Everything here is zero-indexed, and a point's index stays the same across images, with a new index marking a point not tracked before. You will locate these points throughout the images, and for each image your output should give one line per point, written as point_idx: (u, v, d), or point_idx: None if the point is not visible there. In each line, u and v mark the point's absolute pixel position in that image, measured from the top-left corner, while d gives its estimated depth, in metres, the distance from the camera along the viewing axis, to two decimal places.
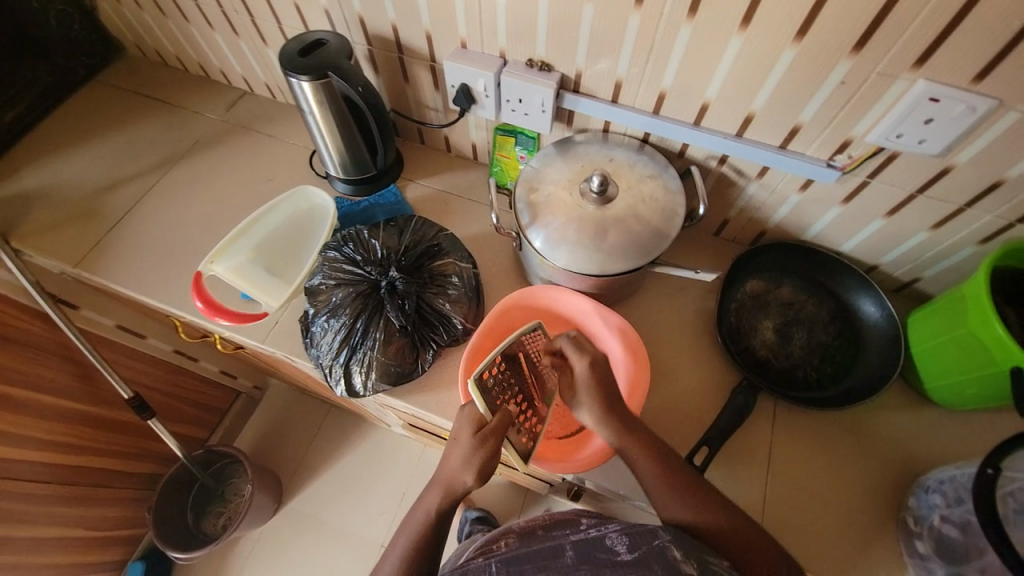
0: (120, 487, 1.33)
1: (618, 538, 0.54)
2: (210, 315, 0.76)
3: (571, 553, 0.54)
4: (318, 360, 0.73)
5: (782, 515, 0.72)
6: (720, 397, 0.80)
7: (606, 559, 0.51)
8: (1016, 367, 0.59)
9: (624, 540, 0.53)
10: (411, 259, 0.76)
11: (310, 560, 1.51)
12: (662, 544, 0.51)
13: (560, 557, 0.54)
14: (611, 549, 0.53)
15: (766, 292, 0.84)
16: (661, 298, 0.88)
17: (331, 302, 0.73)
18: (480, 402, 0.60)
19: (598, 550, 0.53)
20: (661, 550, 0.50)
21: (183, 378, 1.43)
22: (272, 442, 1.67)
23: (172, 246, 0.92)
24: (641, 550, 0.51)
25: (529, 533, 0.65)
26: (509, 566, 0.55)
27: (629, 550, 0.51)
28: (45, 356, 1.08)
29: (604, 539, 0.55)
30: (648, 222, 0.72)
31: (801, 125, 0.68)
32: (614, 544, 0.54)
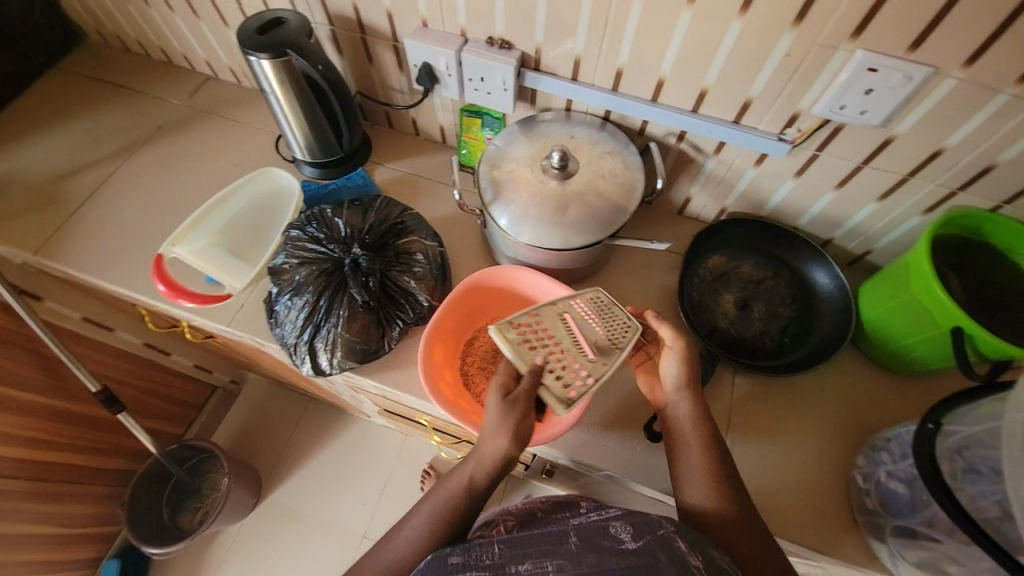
0: (89, 483, 1.31)
1: (622, 526, 0.52)
2: (172, 297, 0.75)
3: (575, 539, 0.52)
4: (283, 339, 0.73)
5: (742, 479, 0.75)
6: None
7: (611, 547, 0.50)
8: (957, 327, 0.63)
9: (629, 528, 0.52)
10: (375, 237, 0.75)
11: (291, 553, 1.51)
12: (668, 535, 0.49)
13: (563, 542, 0.52)
14: (616, 537, 0.51)
15: (727, 268, 0.87)
16: (626, 274, 0.89)
17: (294, 281, 0.72)
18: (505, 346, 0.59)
19: (603, 538, 0.52)
20: (666, 540, 0.49)
21: (155, 373, 1.41)
22: (250, 436, 1.65)
23: (135, 232, 0.91)
24: (646, 538, 0.49)
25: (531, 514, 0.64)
26: (512, 545, 0.54)
27: (634, 540, 0.50)
28: (10, 349, 1.06)
29: (608, 526, 0.53)
30: (607, 197, 0.73)
31: (752, 100, 0.70)
32: (618, 532, 0.52)
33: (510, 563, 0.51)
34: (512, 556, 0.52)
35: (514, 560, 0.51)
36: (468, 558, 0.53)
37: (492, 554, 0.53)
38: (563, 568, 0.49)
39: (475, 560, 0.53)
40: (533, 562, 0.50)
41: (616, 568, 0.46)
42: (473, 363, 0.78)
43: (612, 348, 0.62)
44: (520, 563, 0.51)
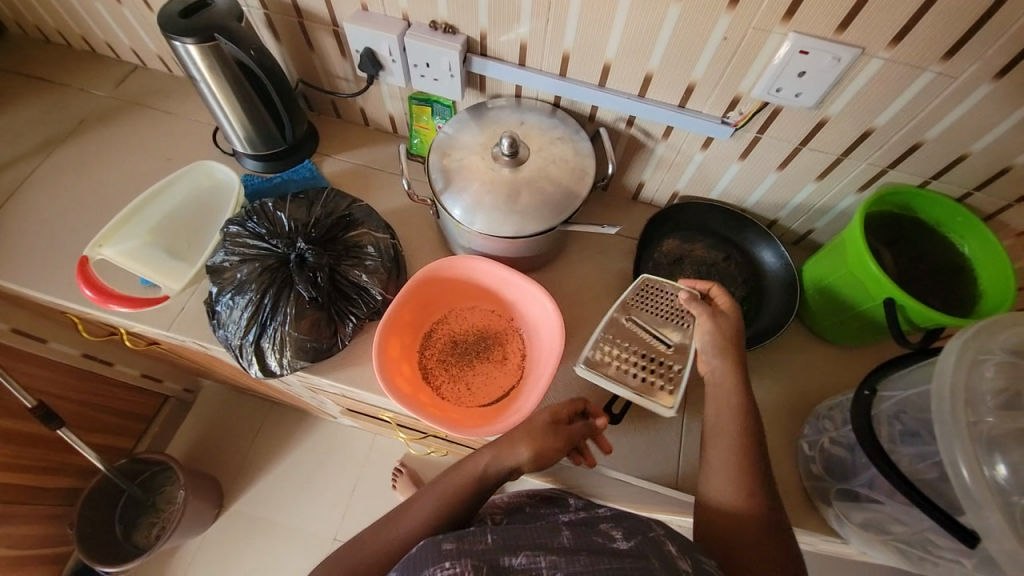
0: (34, 504, 1.23)
1: (613, 526, 0.56)
2: (101, 302, 0.70)
3: (567, 536, 0.53)
4: (227, 341, 0.69)
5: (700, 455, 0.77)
6: None
7: (603, 547, 0.51)
8: (888, 298, 0.66)
9: (620, 528, 0.55)
10: (322, 231, 0.72)
11: (260, 562, 1.46)
12: (658, 537, 0.52)
13: (555, 537, 0.52)
14: (607, 535, 0.54)
15: (681, 250, 0.89)
16: (584, 260, 0.90)
17: (236, 279, 0.69)
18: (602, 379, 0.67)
19: (595, 536, 0.54)
20: (657, 543, 0.51)
21: (98, 384, 1.32)
22: (209, 445, 1.59)
23: (60, 235, 0.84)
24: (637, 540, 0.52)
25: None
26: (505, 534, 0.52)
27: (625, 539, 0.53)
28: None
29: (601, 526, 0.55)
30: (559, 183, 0.73)
31: (695, 84, 0.72)
32: (609, 531, 0.55)
33: (505, 553, 0.48)
34: (506, 545, 0.50)
35: (508, 549, 0.49)
36: (461, 543, 0.49)
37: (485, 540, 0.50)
38: (557, 564, 0.48)
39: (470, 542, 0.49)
40: (527, 556, 0.49)
41: (609, 566, 0.48)
42: (432, 355, 0.78)
43: (682, 325, 0.69)
44: (515, 555, 0.49)
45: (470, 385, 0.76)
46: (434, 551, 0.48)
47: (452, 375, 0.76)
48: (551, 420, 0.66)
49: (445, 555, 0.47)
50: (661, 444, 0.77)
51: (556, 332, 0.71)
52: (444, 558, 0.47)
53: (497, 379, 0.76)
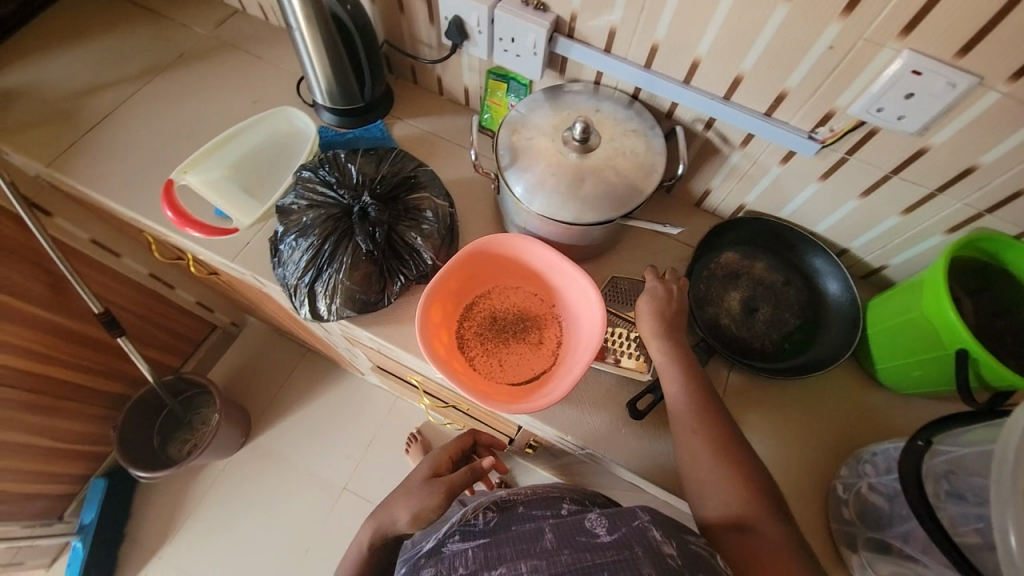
0: (85, 402, 1.35)
1: (597, 518, 0.53)
2: (179, 225, 0.75)
3: (551, 536, 0.53)
4: (284, 280, 0.73)
5: None
6: None
7: (586, 542, 0.51)
8: (962, 349, 0.62)
9: (604, 521, 0.53)
10: (386, 188, 0.74)
11: (273, 495, 1.55)
12: (642, 525, 0.50)
13: (539, 539, 0.53)
14: (590, 531, 0.52)
15: (739, 266, 0.86)
16: (635, 259, 0.88)
17: (301, 222, 0.71)
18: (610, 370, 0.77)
19: (578, 533, 0.52)
20: (640, 531, 0.50)
21: (158, 304, 1.43)
22: (246, 378, 1.69)
23: (150, 157, 0.90)
24: (621, 531, 0.50)
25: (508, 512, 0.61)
26: (487, 549, 0.55)
27: (609, 532, 0.51)
28: (15, 260, 1.07)
29: (584, 518, 0.54)
30: (625, 176, 0.71)
31: (787, 92, 0.68)
32: (593, 525, 0.53)
33: (483, 570, 0.53)
34: (486, 560, 0.54)
35: (489, 563, 0.53)
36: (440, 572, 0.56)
37: (466, 560, 0.55)
38: (537, 568, 0.50)
39: (448, 569, 0.55)
40: (505, 567, 0.52)
41: (593, 563, 0.48)
42: (470, 326, 0.79)
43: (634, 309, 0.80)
44: (494, 568, 0.52)
45: (502, 362, 0.76)
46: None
47: (486, 350, 0.77)
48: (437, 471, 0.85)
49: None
50: None
51: (601, 326, 0.70)
52: None
53: (531, 362, 0.77)
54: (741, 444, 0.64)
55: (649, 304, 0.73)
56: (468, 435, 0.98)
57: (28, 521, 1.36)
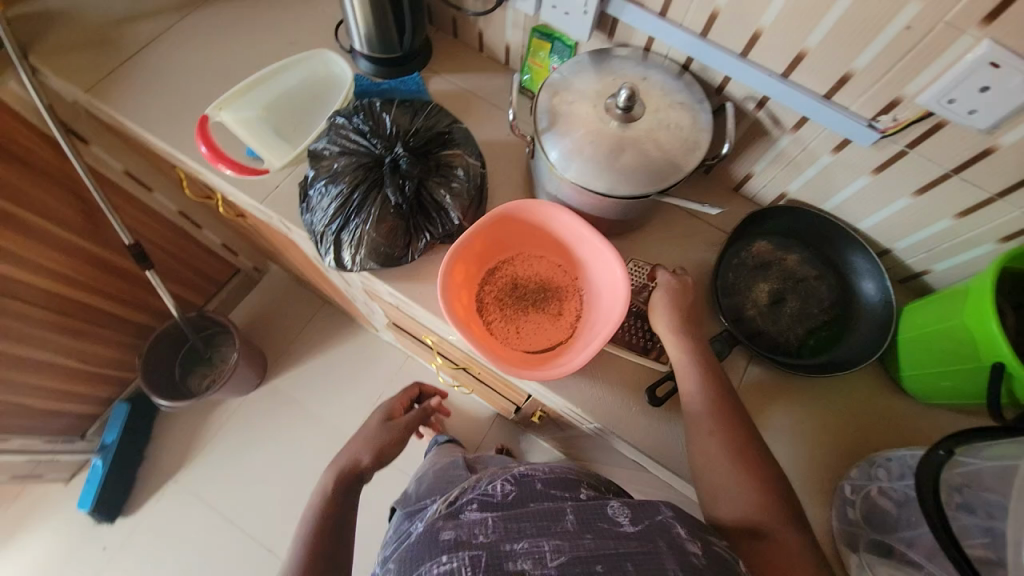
0: (112, 329, 1.40)
1: (620, 508, 0.56)
2: (212, 161, 0.76)
3: (572, 518, 0.55)
4: (311, 226, 0.72)
5: None
6: None
7: (608, 529, 0.53)
8: (998, 364, 0.59)
9: (627, 511, 0.56)
10: (419, 142, 0.73)
11: (283, 436, 1.61)
12: (665, 520, 0.54)
13: (560, 520, 0.55)
14: (612, 519, 0.55)
15: (771, 256, 0.83)
16: (665, 239, 0.85)
17: (332, 169, 0.70)
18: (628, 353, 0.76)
19: (599, 519, 0.55)
20: (665, 526, 0.53)
21: (186, 242, 1.45)
22: (265, 323, 1.74)
23: (185, 91, 0.90)
24: (645, 524, 0.54)
25: (527, 487, 0.62)
26: (508, 522, 0.56)
27: (631, 523, 0.54)
28: (50, 183, 1.09)
29: (606, 505, 0.57)
30: (668, 149, 0.68)
31: (852, 74, 0.64)
32: (615, 514, 0.56)
33: (505, 541, 0.53)
34: (507, 531, 0.55)
35: (510, 535, 0.54)
36: (459, 537, 0.55)
37: (487, 527, 0.56)
38: (559, 547, 0.52)
39: (469, 535, 0.55)
40: (528, 543, 0.53)
41: (617, 551, 0.51)
42: (491, 291, 0.78)
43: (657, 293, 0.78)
44: (516, 541, 0.54)
45: (519, 329, 0.76)
46: (434, 543, 0.55)
47: (504, 315, 0.77)
48: (385, 417, 1.01)
49: (444, 549, 0.54)
50: None
51: (623, 301, 0.69)
52: (443, 551, 0.54)
53: (548, 331, 0.76)
54: (754, 435, 0.63)
55: (665, 296, 0.72)
56: (413, 387, 1.14)
57: (53, 435, 1.44)
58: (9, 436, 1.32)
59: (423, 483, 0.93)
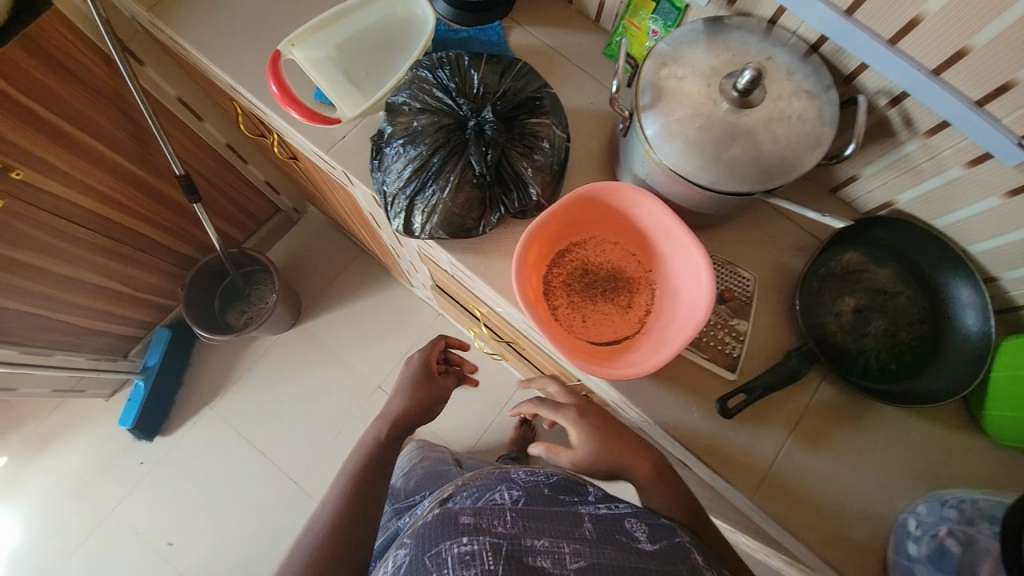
0: (155, 257, 1.40)
1: (637, 524, 0.61)
2: (282, 103, 0.71)
3: (591, 527, 0.59)
4: (382, 186, 0.68)
5: (787, 487, 0.70)
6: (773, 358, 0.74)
7: (627, 543, 0.58)
8: None
9: (644, 529, 0.61)
10: (505, 106, 0.66)
11: (312, 377, 1.65)
12: (680, 544, 0.60)
13: (579, 526, 0.58)
14: (631, 534, 0.59)
15: (863, 269, 0.76)
16: (748, 238, 0.79)
17: (410, 127, 0.66)
18: (695, 357, 0.72)
19: (619, 532, 0.59)
20: (681, 550, 0.59)
21: (232, 176, 1.42)
22: (301, 265, 1.74)
23: (249, 19, 0.83)
24: (662, 544, 0.59)
25: (539, 490, 0.64)
26: (528, 518, 0.58)
27: (649, 541, 0.59)
28: (102, 102, 1.05)
29: (623, 521, 0.61)
30: (784, 144, 0.61)
31: (1019, 81, 0.55)
32: (634, 530, 0.60)
33: (528, 536, 0.55)
34: (527, 527, 0.57)
35: (531, 531, 0.56)
36: (479, 523, 0.56)
37: (507, 520, 0.57)
38: (581, 552, 0.55)
39: (488, 524, 0.56)
40: (549, 541, 0.55)
41: (639, 564, 0.55)
42: (557, 275, 0.74)
43: (731, 299, 0.75)
44: (537, 538, 0.55)
45: (584, 317, 0.72)
46: (454, 525, 0.55)
47: (571, 302, 0.73)
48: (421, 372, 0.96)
49: (463, 532, 0.54)
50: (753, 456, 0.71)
51: (705, 305, 0.64)
52: (462, 534, 0.54)
53: (614, 324, 0.73)
54: None
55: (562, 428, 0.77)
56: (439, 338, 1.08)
57: (97, 353, 1.49)
58: (55, 350, 1.36)
59: (412, 479, 1.04)
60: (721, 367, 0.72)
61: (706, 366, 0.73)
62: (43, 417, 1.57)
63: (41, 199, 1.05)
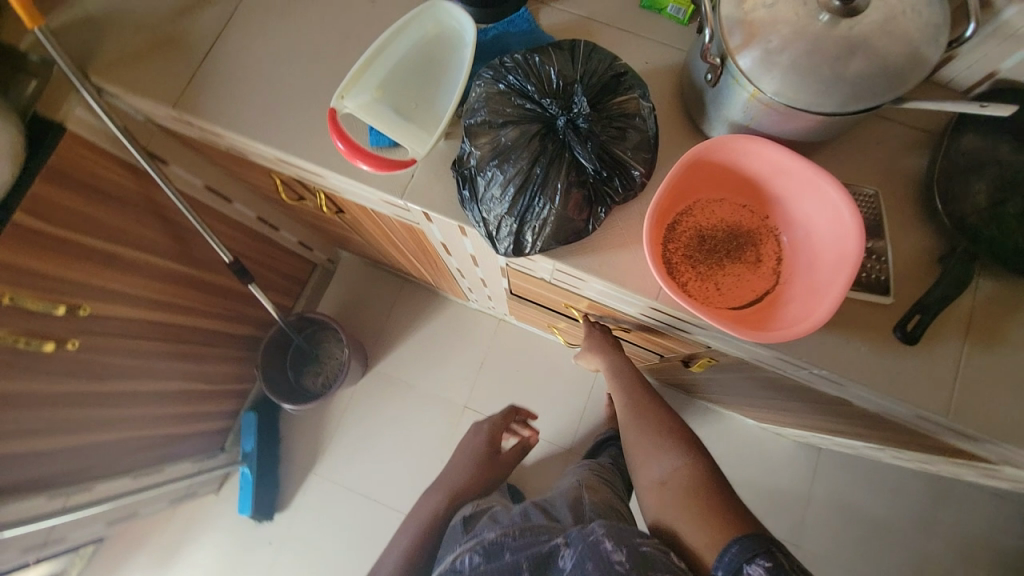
0: (224, 347, 1.39)
1: (566, 547, 0.69)
2: (351, 158, 0.66)
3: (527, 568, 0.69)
4: (481, 212, 0.64)
5: (979, 393, 0.67)
6: (923, 266, 0.70)
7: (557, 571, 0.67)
8: None
9: (571, 548, 0.69)
10: (589, 93, 0.62)
11: (399, 417, 1.64)
12: (597, 539, 0.67)
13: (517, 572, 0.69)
14: (561, 561, 0.68)
15: (984, 152, 0.68)
16: (854, 152, 0.74)
17: (499, 144, 0.62)
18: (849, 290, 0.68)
19: (551, 562, 0.68)
20: (596, 544, 0.67)
21: (269, 248, 1.39)
22: (354, 313, 1.72)
23: (275, 85, 0.78)
24: (581, 549, 0.67)
25: (494, 546, 0.74)
26: None
27: (573, 559, 0.67)
28: (136, 212, 1.01)
29: (555, 549, 0.70)
30: (904, 43, 0.56)
31: None
32: (563, 556, 0.69)
33: None
34: None
35: None
36: None
37: None
38: None
39: None
40: None
41: None
42: (677, 250, 0.69)
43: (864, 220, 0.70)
44: None
45: (718, 285, 0.69)
46: None
47: (699, 273, 0.69)
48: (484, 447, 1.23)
49: None
50: (934, 372, 0.68)
51: (856, 237, 0.60)
52: None
53: (750, 283, 0.69)
54: None
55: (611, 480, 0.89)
56: (510, 408, 1.34)
57: (197, 455, 1.50)
58: (163, 464, 1.37)
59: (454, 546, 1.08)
60: (875, 293, 0.68)
61: (860, 297, 0.68)
62: (164, 528, 1.59)
63: (106, 328, 1.01)
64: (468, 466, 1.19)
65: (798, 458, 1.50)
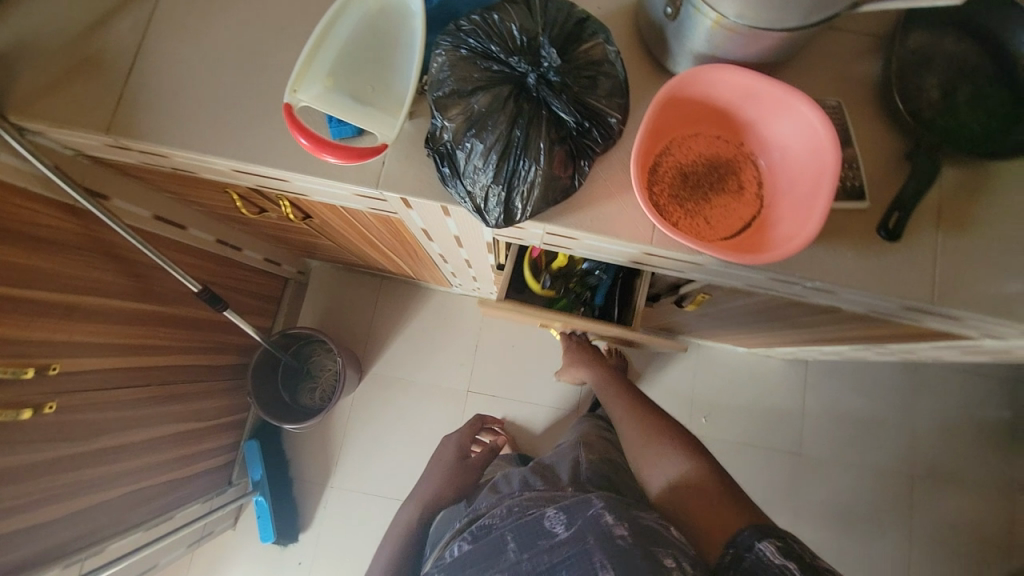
0: (209, 380, 1.33)
1: (556, 518, 0.69)
2: (317, 153, 0.62)
3: (514, 546, 0.69)
4: (464, 185, 0.62)
5: (958, 275, 0.71)
6: (892, 166, 0.73)
7: (547, 543, 0.67)
8: None
9: (562, 519, 0.68)
10: (553, 45, 0.61)
11: (404, 415, 1.63)
12: (597, 513, 0.66)
13: (506, 550, 0.69)
14: (550, 531, 0.68)
15: (930, 47, 0.73)
16: (812, 68, 0.76)
17: (471, 112, 0.60)
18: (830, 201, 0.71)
19: (540, 535, 0.68)
20: (594, 518, 0.66)
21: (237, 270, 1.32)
22: (336, 321, 1.67)
23: (217, 91, 0.73)
24: (576, 526, 0.66)
25: (484, 527, 0.76)
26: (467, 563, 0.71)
27: (566, 529, 0.67)
28: (88, 255, 0.94)
29: (544, 520, 0.70)
30: None
31: None
32: (552, 526, 0.68)
33: None
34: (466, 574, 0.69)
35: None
36: None
37: None
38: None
39: None
40: None
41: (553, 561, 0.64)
42: (662, 191, 0.69)
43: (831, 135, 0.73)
44: None
45: (707, 219, 0.70)
46: None
47: (687, 210, 0.70)
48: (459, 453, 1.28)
49: None
50: (916, 264, 0.72)
51: (831, 147, 0.61)
52: None
53: (737, 211, 0.70)
54: None
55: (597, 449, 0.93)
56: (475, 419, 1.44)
57: (205, 494, 1.44)
58: (172, 510, 1.31)
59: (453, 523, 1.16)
60: (852, 200, 0.71)
61: (841, 206, 0.71)
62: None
63: (78, 384, 0.94)
64: (444, 467, 1.23)
65: (789, 376, 1.58)
